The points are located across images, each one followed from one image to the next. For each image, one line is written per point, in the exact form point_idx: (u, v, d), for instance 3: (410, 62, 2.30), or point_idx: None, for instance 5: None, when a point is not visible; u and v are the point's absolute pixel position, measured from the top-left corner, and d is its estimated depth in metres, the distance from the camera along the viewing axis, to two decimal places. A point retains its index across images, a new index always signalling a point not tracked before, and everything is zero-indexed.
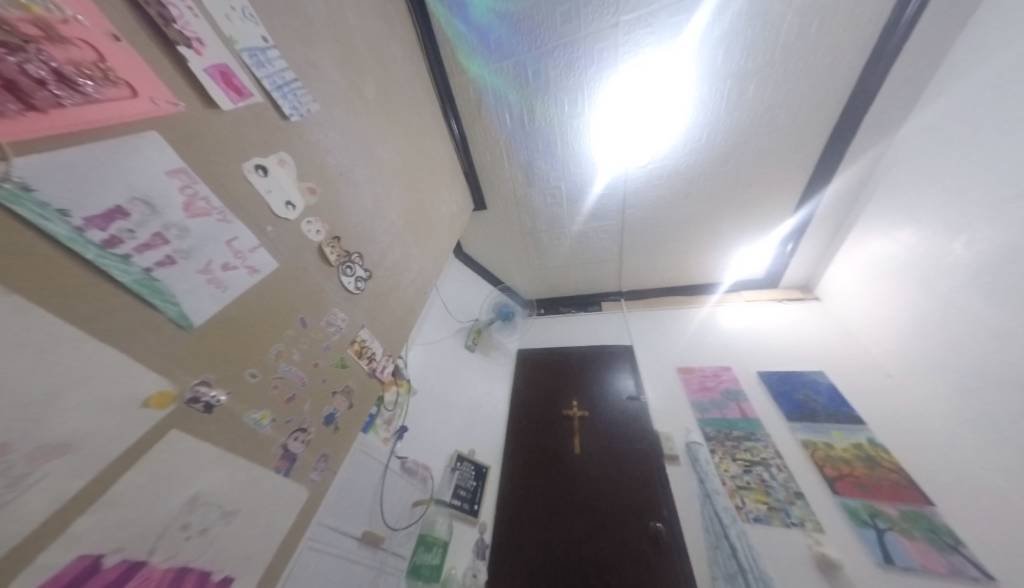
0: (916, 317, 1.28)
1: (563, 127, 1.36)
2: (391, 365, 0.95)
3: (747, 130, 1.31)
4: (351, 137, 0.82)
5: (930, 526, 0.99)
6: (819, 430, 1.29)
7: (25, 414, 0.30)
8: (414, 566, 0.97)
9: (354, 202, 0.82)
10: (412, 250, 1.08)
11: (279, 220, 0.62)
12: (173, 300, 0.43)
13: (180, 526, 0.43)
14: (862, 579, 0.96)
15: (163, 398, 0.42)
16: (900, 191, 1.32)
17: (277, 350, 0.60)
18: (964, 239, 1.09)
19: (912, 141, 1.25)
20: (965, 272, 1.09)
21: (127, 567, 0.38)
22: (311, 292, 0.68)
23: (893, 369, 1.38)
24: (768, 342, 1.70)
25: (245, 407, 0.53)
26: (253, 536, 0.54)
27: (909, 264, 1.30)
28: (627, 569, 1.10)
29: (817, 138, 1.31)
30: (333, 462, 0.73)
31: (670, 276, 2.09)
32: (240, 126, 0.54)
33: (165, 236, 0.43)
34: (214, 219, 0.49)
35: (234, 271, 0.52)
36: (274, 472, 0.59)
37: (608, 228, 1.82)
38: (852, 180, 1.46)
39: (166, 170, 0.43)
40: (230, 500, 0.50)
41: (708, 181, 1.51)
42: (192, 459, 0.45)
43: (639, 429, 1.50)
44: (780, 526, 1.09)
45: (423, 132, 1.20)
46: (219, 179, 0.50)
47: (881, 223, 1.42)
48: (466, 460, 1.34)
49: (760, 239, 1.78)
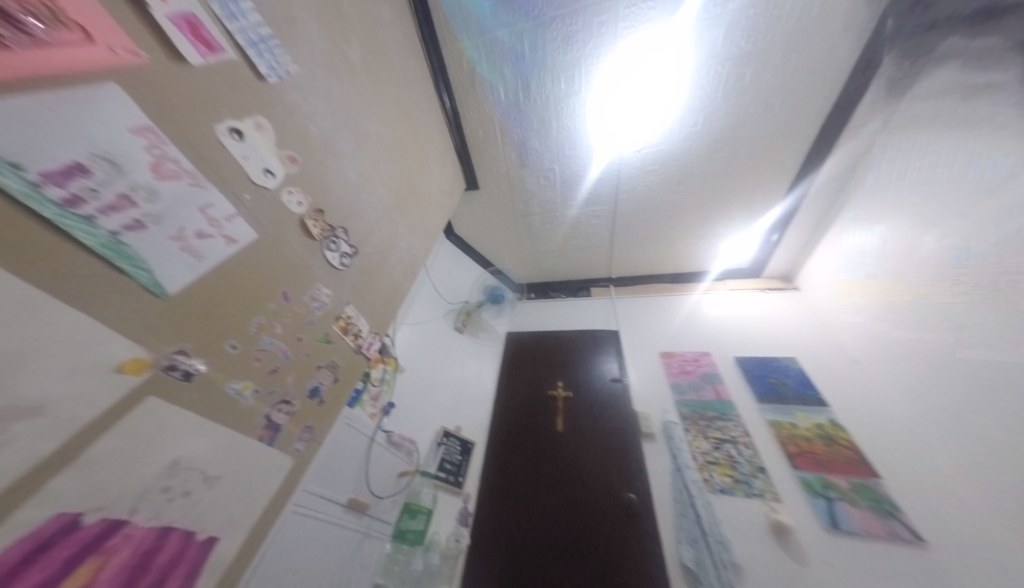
0: (885, 308, 1.35)
1: (558, 106, 1.32)
2: (377, 342, 0.95)
3: (743, 116, 1.30)
4: (334, 104, 0.78)
5: (874, 496, 1.09)
6: (785, 410, 1.38)
7: None
8: (399, 531, 1.03)
9: (338, 175, 0.80)
10: (400, 228, 1.06)
11: (257, 189, 0.59)
12: (144, 266, 0.42)
13: (161, 489, 0.44)
14: (810, 542, 1.06)
15: (138, 364, 0.41)
16: (882, 185, 1.35)
17: (259, 323, 0.59)
18: (935, 233, 1.14)
19: (899, 135, 1.27)
20: (932, 265, 1.15)
21: (107, 526, 0.38)
22: (293, 265, 0.67)
23: (858, 356, 1.47)
24: (747, 329, 1.77)
25: (226, 377, 0.53)
26: (236, 500, 0.55)
27: (884, 256, 1.35)
28: (600, 535, 1.18)
29: (810, 125, 1.32)
30: (317, 434, 0.75)
31: (658, 263, 2.12)
32: (212, 83, 0.50)
33: (132, 198, 0.41)
34: (186, 183, 0.47)
35: (210, 239, 0.50)
36: (258, 441, 0.60)
37: (600, 213, 1.81)
38: (840, 172, 1.48)
39: (129, 126, 0.40)
40: (213, 466, 0.51)
41: (701, 168, 1.51)
42: (170, 425, 0.45)
43: (619, 409, 1.56)
44: (742, 496, 1.18)
45: (413, 104, 1.15)
46: (189, 140, 0.47)
47: (862, 216, 1.46)
48: (453, 436, 1.38)
49: (747, 228, 1.81)
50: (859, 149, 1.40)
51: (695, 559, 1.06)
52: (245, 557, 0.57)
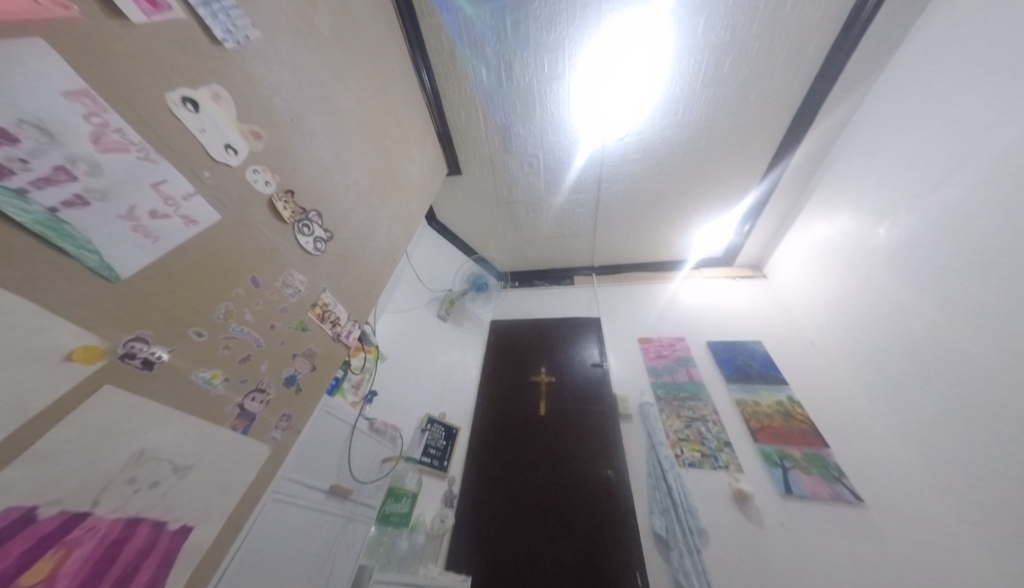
0: (840, 294, 1.46)
1: (542, 89, 1.30)
2: (357, 330, 0.93)
3: (720, 106, 1.32)
4: (302, 77, 0.73)
5: (824, 464, 1.22)
6: (751, 389, 1.48)
7: None
8: (384, 514, 1.03)
9: (309, 154, 0.75)
10: (379, 212, 1.02)
11: (218, 166, 0.55)
12: (90, 247, 0.38)
13: (126, 480, 0.42)
14: (766, 506, 1.17)
15: (90, 352, 0.38)
16: (843, 178, 1.44)
17: (227, 309, 0.57)
18: (887, 224, 1.23)
19: (859, 130, 1.34)
20: (883, 254, 1.24)
21: (67, 519, 0.37)
22: (262, 250, 0.64)
23: (816, 339, 1.59)
24: (719, 315, 1.86)
25: (192, 366, 0.51)
26: (211, 490, 0.54)
27: (842, 246, 1.45)
28: (580, 510, 1.25)
29: (782, 117, 1.36)
30: (296, 422, 0.73)
31: (638, 252, 2.18)
32: (157, 45, 0.46)
33: (71, 171, 0.37)
34: (135, 157, 0.43)
35: (166, 219, 0.47)
36: (231, 430, 0.58)
37: (584, 202, 1.82)
38: (807, 164, 1.56)
39: (62, 90, 0.36)
40: (182, 456, 0.49)
41: (680, 158, 1.54)
42: (133, 415, 0.43)
43: (599, 392, 1.62)
44: (709, 469, 1.28)
45: (389, 81, 1.09)
46: (135, 109, 0.43)
47: (826, 207, 1.55)
48: (437, 422, 1.40)
49: (722, 218, 1.88)
50: (825, 143, 1.47)
51: (665, 526, 1.14)
52: (223, 544, 0.56)
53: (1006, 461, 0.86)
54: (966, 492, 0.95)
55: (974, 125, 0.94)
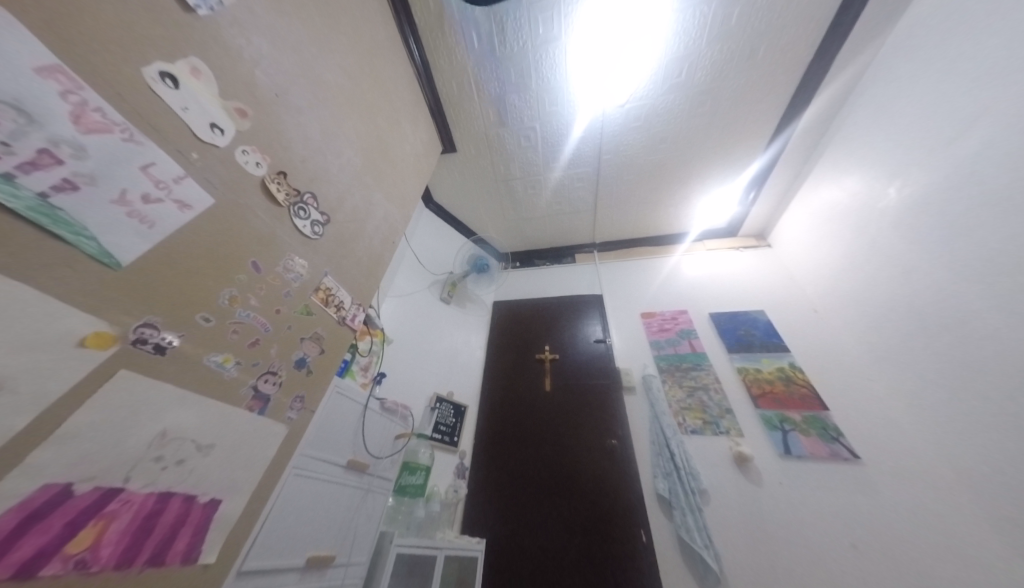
0: (846, 259, 1.44)
1: (537, 53, 1.22)
2: (362, 313, 0.94)
3: (727, 63, 1.24)
4: (283, 48, 0.69)
5: (823, 426, 1.26)
6: (752, 358, 1.50)
7: None
8: (400, 486, 1.08)
9: (298, 132, 0.73)
10: (375, 193, 1.00)
11: (206, 147, 0.53)
12: (86, 233, 0.38)
13: (153, 458, 0.44)
14: (766, 466, 1.22)
15: (101, 338, 0.39)
16: (853, 138, 1.38)
17: (231, 294, 0.57)
18: (898, 184, 1.19)
19: (872, 84, 1.27)
20: (892, 216, 1.21)
21: (101, 495, 0.38)
22: (260, 234, 0.63)
23: (820, 306, 1.59)
24: (722, 287, 1.85)
25: (203, 350, 0.52)
26: (235, 466, 0.57)
27: (850, 210, 1.41)
28: (586, 477, 1.31)
29: (792, 72, 1.28)
30: (310, 403, 0.76)
31: (640, 226, 2.14)
32: (125, 15, 0.43)
33: (56, 153, 0.36)
34: (118, 137, 0.41)
35: (159, 204, 0.46)
36: (248, 411, 0.60)
37: (584, 175, 1.77)
38: (817, 125, 1.49)
39: (33, 66, 0.34)
40: (203, 435, 0.51)
41: (684, 125, 1.48)
42: (152, 398, 0.44)
43: (602, 367, 1.65)
44: (710, 435, 1.32)
45: (375, 51, 1.03)
46: (113, 86, 0.41)
47: (834, 170, 1.49)
48: (445, 401, 1.44)
49: (726, 187, 1.83)
50: (837, 100, 1.39)
51: (668, 488, 1.20)
52: (251, 515, 0.60)
53: (1009, 416, 0.88)
54: (966, 448, 0.99)
55: (990, 73, 0.88)
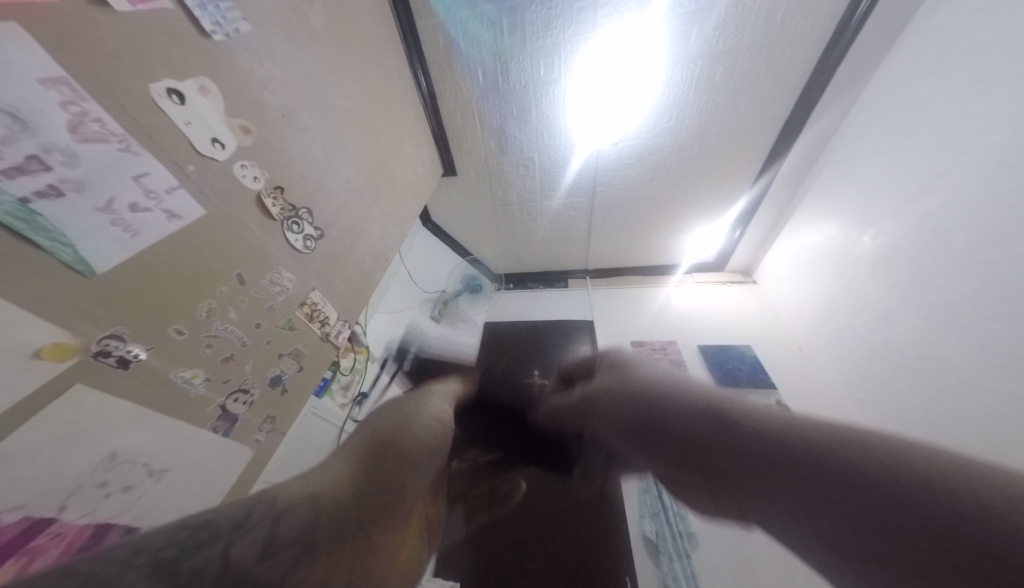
0: (827, 298, 1.50)
1: (539, 92, 1.31)
2: (347, 330, 0.91)
3: (714, 112, 1.35)
4: (294, 73, 0.72)
5: None
6: (741, 394, 1.50)
7: None
8: None
9: (300, 152, 0.74)
10: (372, 211, 1.02)
11: (204, 160, 0.54)
12: (65, 240, 0.37)
13: (97, 484, 0.40)
14: None
15: (60, 350, 0.37)
16: (831, 186, 1.48)
17: (210, 307, 0.55)
18: (871, 233, 1.27)
19: (847, 140, 1.39)
20: (867, 261, 1.28)
21: (29, 526, 0.35)
22: (248, 248, 0.62)
23: (805, 343, 1.63)
24: (710, 321, 1.88)
25: (172, 364, 0.49)
26: (188, 494, 0.52)
27: (829, 253, 1.49)
28: (570, 515, 1.20)
29: (774, 122, 1.39)
30: (281, 425, 0.71)
31: (632, 256, 2.18)
32: (141, 35, 0.45)
33: (45, 160, 0.36)
34: (115, 147, 0.42)
35: (147, 213, 0.45)
36: (212, 432, 0.56)
37: (579, 206, 1.83)
38: (796, 171, 1.60)
39: (35, 77, 0.35)
40: (159, 459, 0.47)
41: (673, 165, 1.57)
42: (103, 416, 0.41)
43: None
44: None
45: (384, 79, 1.09)
46: (116, 98, 0.42)
47: (813, 214, 1.59)
48: None
49: (714, 223, 1.91)
50: (814, 150, 1.51)
51: (655, 530, 1.16)
52: None
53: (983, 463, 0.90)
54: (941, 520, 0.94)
55: (958, 139, 0.97)
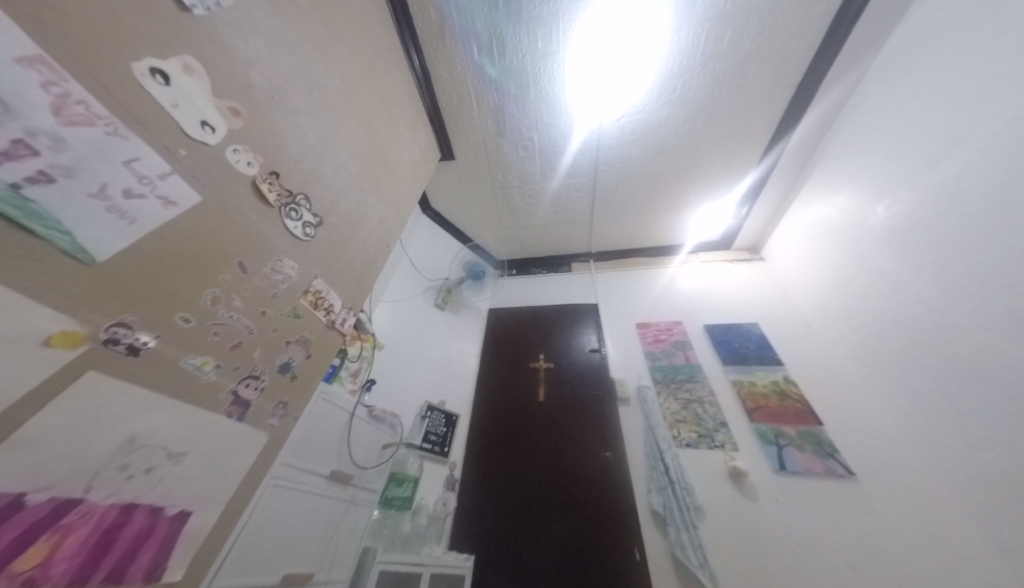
0: (838, 272, 1.47)
1: (535, 67, 1.25)
2: (352, 317, 0.92)
3: (720, 82, 1.28)
4: (281, 51, 0.69)
5: (818, 441, 1.25)
6: (747, 370, 1.50)
7: None
8: (386, 499, 1.05)
9: (293, 135, 0.72)
10: (371, 197, 1.00)
11: (195, 144, 0.52)
12: (60, 227, 0.36)
13: (118, 466, 0.41)
14: (763, 482, 1.20)
15: (70, 338, 0.37)
16: (844, 155, 1.42)
17: (214, 295, 0.55)
18: (885, 203, 1.23)
19: (860, 105, 1.32)
20: (880, 233, 1.25)
21: (56, 507, 0.36)
22: (247, 235, 0.61)
23: (813, 319, 1.61)
24: (716, 300, 1.86)
25: (180, 351, 0.50)
26: (209, 474, 0.54)
27: (840, 226, 1.45)
28: (579, 493, 1.27)
29: (784, 89, 1.32)
30: (293, 410, 0.73)
31: (637, 237, 2.15)
32: (116, 9, 0.42)
33: (32, 144, 0.34)
34: (102, 131, 0.40)
35: (142, 200, 0.45)
36: (226, 417, 0.57)
37: (580, 186, 1.79)
38: (808, 141, 1.53)
39: (13, 55, 0.33)
40: (175, 442, 0.48)
41: (678, 139, 1.51)
42: (120, 402, 0.42)
43: (597, 378, 1.62)
44: (705, 448, 1.31)
45: (375, 57, 1.04)
46: (100, 80, 0.40)
47: (825, 186, 1.54)
48: (437, 409, 1.41)
49: (721, 200, 1.86)
50: (826, 118, 1.44)
51: (663, 503, 1.18)
52: (223, 530, 0.57)
53: (987, 429, 0.91)
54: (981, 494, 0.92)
55: (973, 101, 0.93)
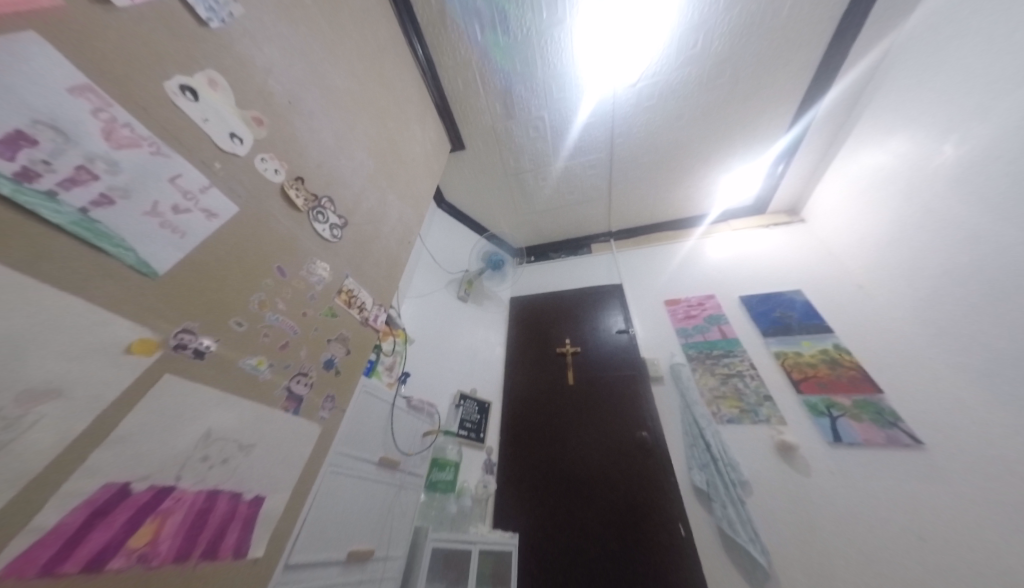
0: (895, 226, 1.33)
1: (541, 39, 1.19)
2: (383, 313, 0.95)
3: (749, 27, 1.16)
4: (293, 55, 0.70)
5: (878, 410, 1.16)
6: (791, 341, 1.41)
7: (10, 352, 0.28)
8: (431, 482, 1.13)
9: (312, 139, 0.74)
10: (389, 195, 1.01)
11: (227, 156, 0.55)
12: (125, 245, 0.39)
13: (200, 458, 0.46)
14: (815, 455, 1.14)
15: (146, 345, 0.40)
16: (899, 92, 1.25)
17: (260, 299, 0.58)
18: (953, 141, 1.08)
19: (920, 30, 1.15)
20: (947, 176, 1.10)
21: (156, 493, 0.40)
22: (282, 240, 0.64)
23: (866, 281, 1.47)
24: (750, 269, 1.75)
25: (238, 353, 0.53)
26: (275, 463, 0.59)
27: (897, 174, 1.30)
28: (617, 472, 1.27)
29: (826, 25, 1.17)
30: (340, 402, 0.77)
31: (659, 210, 2.04)
32: (143, 31, 0.44)
33: (92, 169, 0.37)
34: (147, 151, 0.43)
35: (188, 214, 0.47)
36: (283, 411, 0.62)
37: (595, 163, 1.72)
38: (854, 81, 1.36)
39: (64, 86, 0.35)
40: (243, 435, 0.53)
41: (702, 98, 1.40)
42: (193, 400, 0.45)
43: (627, 358, 1.59)
44: (749, 424, 1.26)
45: (381, 52, 1.04)
46: (139, 102, 0.43)
47: (876, 131, 1.37)
48: (469, 397, 1.46)
49: (753, 161, 1.72)
50: (878, 51, 1.27)
51: (706, 481, 1.15)
52: (292, 513, 0.62)
53: None
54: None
55: None
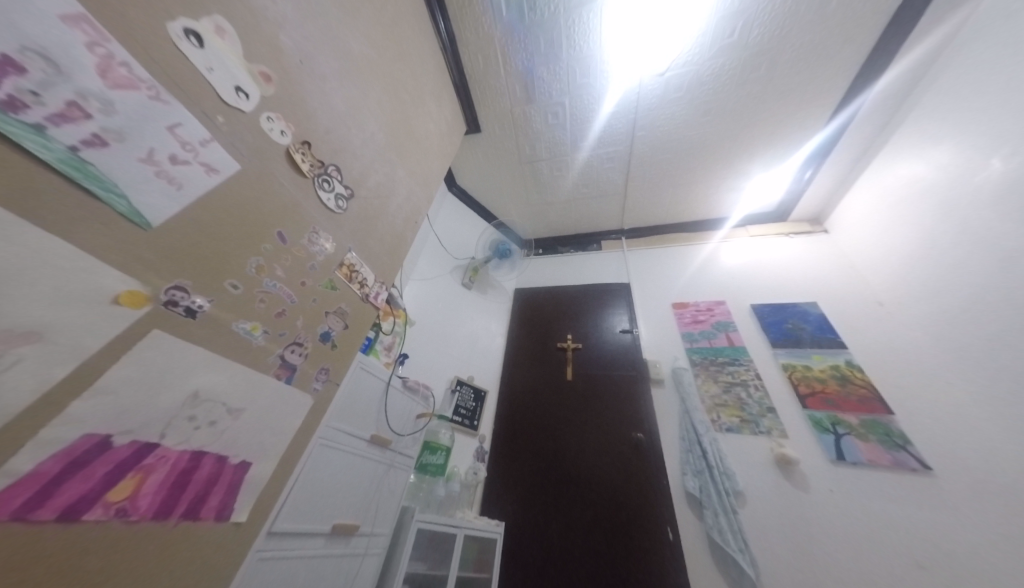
0: (927, 243, 1.26)
1: (569, 19, 1.13)
2: (384, 292, 0.94)
3: (793, 16, 1.08)
4: (307, 12, 0.67)
5: (886, 431, 1.13)
6: (801, 354, 1.36)
7: None
8: (421, 464, 1.12)
9: (322, 104, 0.71)
10: (399, 170, 0.99)
11: (230, 110, 0.52)
12: (117, 191, 0.38)
13: (186, 418, 0.45)
14: (815, 472, 1.11)
15: (135, 298, 0.39)
16: (948, 99, 1.17)
17: (257, 264, 0.56)
18: (1004, 154, 1.00)
19: (978, 32, 1.07)
20: (992, 193, 1.03)
21: (138, 449, 0.39)
22: (284, 204, 0.62)
23: (887, 299, 1.41)
24: (765, 278, 1.69)
25: (231, 316, 0.52)
26: (263, 431, 0.58)
27: (935, 188, 1.22)
28: (609, 472, 1.26)
29: (877, 18, 1.09)
30: (335, 375, 0.76)
31: (675, 211, 1.98)
32: None
33: (85, 107, 0.35)
34: (145, 95, 0.41)
35: (187, 166, 0.45)
36: (276, 378, 0.61)
37: (614, 155, 1.66)
38: (897, 86, 1.29)
39: (58, 13, 0.33)
40: (233, 399, 0.52)
41: (734, 93, 1.33)
42: (182, 359, 0.44)
43: (629, 358, 1.57)
44: (749, 434, 1.23)
45: (400, 20, 0.99)
46: (140, 42, 0.40)
47: (918, 140, 1.29)
48: (466, 384, 1.46)
49: (779, 166, 1.65)
50: (929, 54, 1.19)
51: (699, 487, 1.14)
52: (279, 482, 0.62)
53: None
54: None
55: None
